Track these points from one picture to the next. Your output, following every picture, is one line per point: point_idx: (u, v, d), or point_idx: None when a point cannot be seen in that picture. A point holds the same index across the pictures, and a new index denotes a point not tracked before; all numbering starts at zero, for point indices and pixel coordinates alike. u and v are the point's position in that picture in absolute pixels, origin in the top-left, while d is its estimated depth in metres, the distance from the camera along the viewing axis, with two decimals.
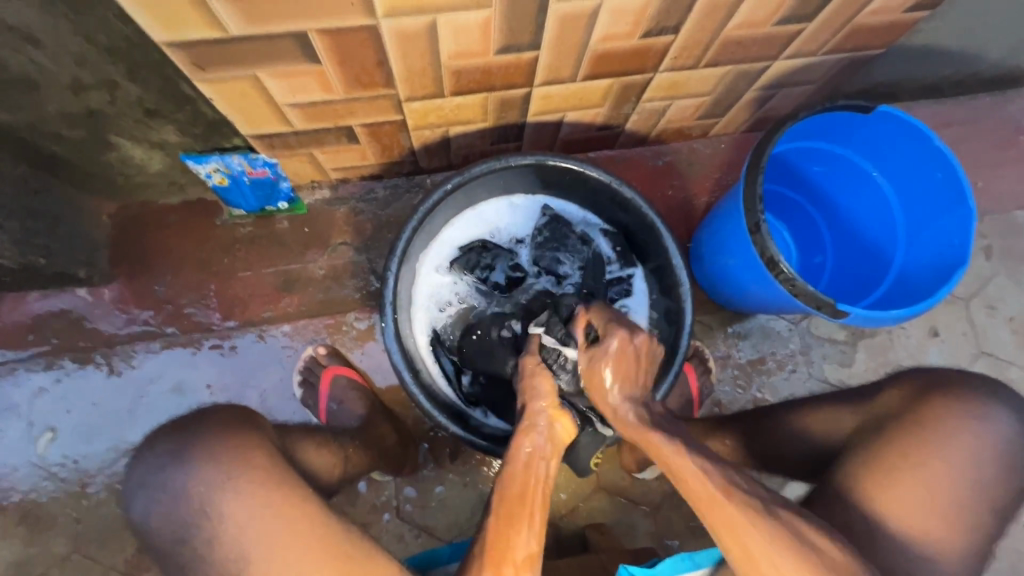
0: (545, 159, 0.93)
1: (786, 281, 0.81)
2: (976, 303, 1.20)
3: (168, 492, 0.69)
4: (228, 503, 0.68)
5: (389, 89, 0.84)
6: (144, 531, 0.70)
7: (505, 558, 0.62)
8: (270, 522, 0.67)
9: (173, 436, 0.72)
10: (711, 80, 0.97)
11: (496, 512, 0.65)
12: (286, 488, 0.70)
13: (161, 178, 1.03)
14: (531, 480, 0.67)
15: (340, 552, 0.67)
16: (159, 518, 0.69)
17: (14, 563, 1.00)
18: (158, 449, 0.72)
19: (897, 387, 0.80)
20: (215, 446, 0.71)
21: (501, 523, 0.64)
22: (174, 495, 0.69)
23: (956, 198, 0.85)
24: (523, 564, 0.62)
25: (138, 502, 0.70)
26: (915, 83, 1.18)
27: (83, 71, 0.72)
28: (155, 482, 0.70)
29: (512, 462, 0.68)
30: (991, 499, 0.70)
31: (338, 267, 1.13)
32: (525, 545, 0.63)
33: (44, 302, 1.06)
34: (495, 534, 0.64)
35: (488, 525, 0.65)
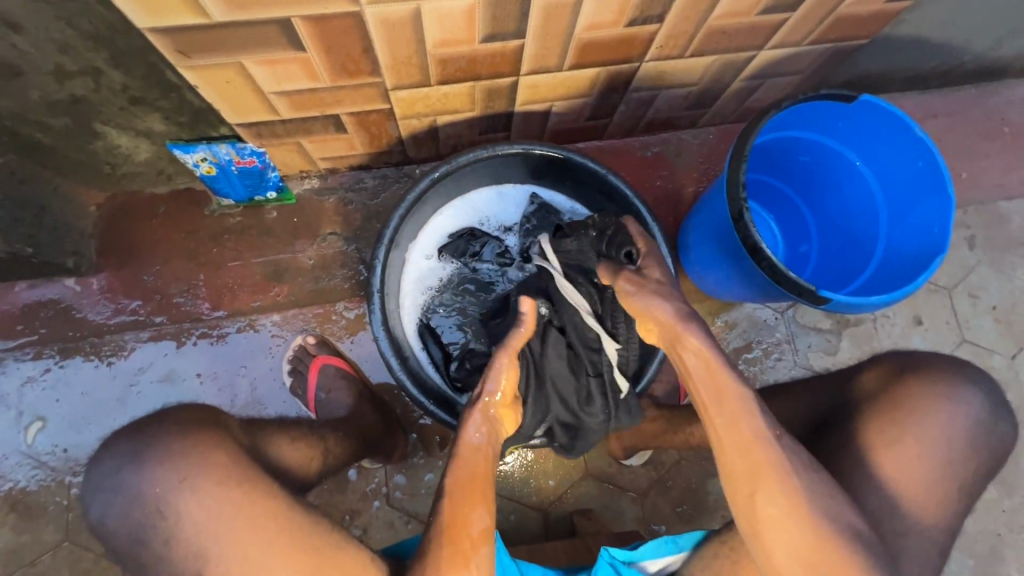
0: (532, 148, 0.94)
1: (768, 269, 0.82)
2: (959, 293, 1.22)
3: (124, 494, 0.69)
4: (184, 505, 0.68)
5: (375, 77, 0.84)
6: (103, 533, 0.70)
7: (462, 533, 0.65)
8: (231, 520, 0.67)
9: (128, 437, 0.72)
10: (697, 70, 0.98)
11: (450, 493, 0.67)
12: (249, 485, 0.70)
13: (148, 167, 1.02)
14: (480, 461, 0.70)
15: (304, 544, 0.68)
16: (116, 518, 0.69)
17: (5, 551, 1.00)
18: (115, 450, 0.71)
19: (877, 370, 0.81)
20: (173, 448, 0.70)
21: (455, 502, 0.66)
22: (131, 496, 0.68)
23: (936, 186, 0.86)
24: (479, 537, 0.65)
25: (97, 503, 0.69)
26: (900, 74, 1.19)
27: (67, 58, 0.72)
28: (110, 485, 0.69)
29: (461, 448, 0.71)
30: (965, 480, 0.72)
31: (327, 256, 1.13)
32: (482, 520, 0.66)
33: (33, 292, 1.06)
34: (451, 515, 0.66)
35: (442, 507, 0.66)
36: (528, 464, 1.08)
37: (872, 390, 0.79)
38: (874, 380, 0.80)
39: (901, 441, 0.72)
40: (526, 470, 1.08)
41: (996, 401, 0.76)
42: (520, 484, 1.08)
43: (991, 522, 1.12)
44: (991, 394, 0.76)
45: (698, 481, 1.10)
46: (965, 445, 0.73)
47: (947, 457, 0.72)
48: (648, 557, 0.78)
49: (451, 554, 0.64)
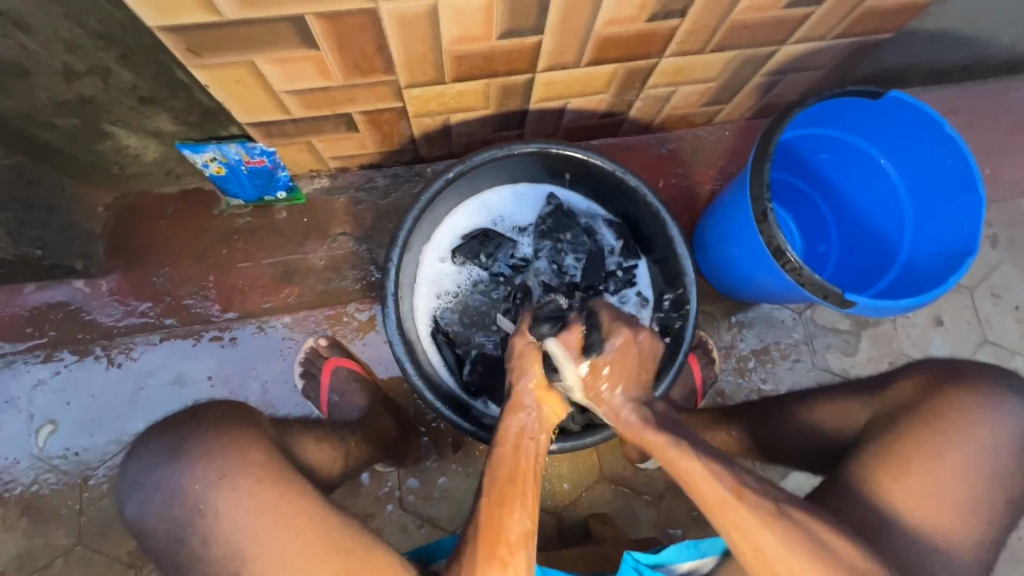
0: (549, 146, 0.92)
1: (793, 271, 0.80)
2: (981, 292, 1.20)
3: (162, 491, 0.68)
4: (224, 503, 0.67)
5: (389, 75, 0.82)
6: (139, 531, 0.69)
7: (499, 537, 0.61)
8: (269, 520, 0.66)
9: (164, 434, 0.71)
10: (717, 66, 0.96)
11: (488, 493, 0.63)
12: (286, 484, 0.69)
13: (157, 167, 1.01)
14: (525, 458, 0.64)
15: (342, 546, 0.67)
16: (155, 515, 0.68)
17: (18, 555, 1.00)
18: (152, 446, 0.71)
19: (913, 379, 0.80)
20: (210, 446, 0.70)
21: (492, 503, 0.62)
22: (170, 493, 0.68)
23: (965, 186, 0.83)
24: (517, 542, 0.60)
25: (133, 502, 0.69)
26: (923, 68, 1.16)
27: (75, 58, 0.70)
28: (147, 481, 0.69)
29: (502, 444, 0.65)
30: (999, 490, 0.70)
31: (338, 257, 1.12)
32: (520, 524, 0.61)
33: (41, 294, 1.05)
34: (488, 518, 0.61)
35: (480, 507, 0.63)
36: (543, 468, 1.07)
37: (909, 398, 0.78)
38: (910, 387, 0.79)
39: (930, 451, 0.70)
40: (541, 474, 1.07)
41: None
42: None
43: None
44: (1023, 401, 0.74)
45: None
46: (998, 454, 0.71)
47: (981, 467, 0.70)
48: (670, 561, 0.77)
49: (487, 557, 0.60)
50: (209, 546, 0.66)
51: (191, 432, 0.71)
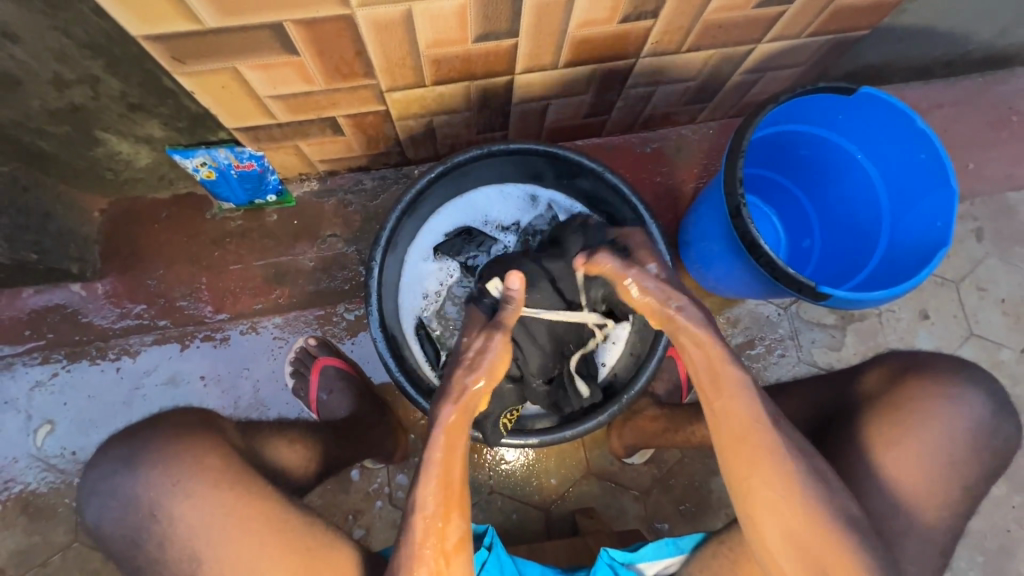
0: (530, 147, 0.94)
1: (767, 266, 0.81)
2: (967, 286, 1.20)
3: (118, 499, 0.70)
4: (177, 509, 0.68)
5: (369, 79, 0.84)
6: (100, 536, 0.71)
7: (434, 546, 0.62)
8: (223, 524, 0.68)
9: (122, 442, 0.73)
10: (694, 65, 0.97)
11: (421, 508, 0.62)
12: (240, 488, 0.70)
13: (149, 172, 1.04)
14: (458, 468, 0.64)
15: (298, 547, 0.69)
16: (112, 521, 0.70)
17: (17, 551, 1.02)
18: (110, 454, 0.72)
19: (883, 368, 0.81)
20: (164, 454, 0.71)
21: (429, 520, 0.62)
22: (125, 500, 0.70)
23: (938, 179, 0.85)
24: (453, 549, 0.62)
25: (91, 508, 0.71)
26: (904, 64, 1.17)
27: (64, 67, 0.73)
28: (105, 489, 0.70)
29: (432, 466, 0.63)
30: (968, 479, 0.71)
31: (328, 258, 1.14)
32: (457, 530, 0.63)
33: (39, 297, 1.08)
34: (421, 531, 0.62)
35: (413, 524, 0.62)
36: (530, 463, 1.08)
37: (877, 389, 0.79)
38: (879, 377, 0.80)
39: (899, 440, 0.71)
40: (529, 470, 1.08)
41: (998, 397, 0.75)
42: (522, 483, 1.08)
43: (1000, 518, 1.11)
44: (994, 390, 0.75)
45: (701, 479, 1.09)
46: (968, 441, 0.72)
47: (950, 455, 0.71)
48: (648, 559, 0.78)
49: (427, 569, 0.61)
50: (160, 553, 0.68)
51: (147, 441, 0.72)
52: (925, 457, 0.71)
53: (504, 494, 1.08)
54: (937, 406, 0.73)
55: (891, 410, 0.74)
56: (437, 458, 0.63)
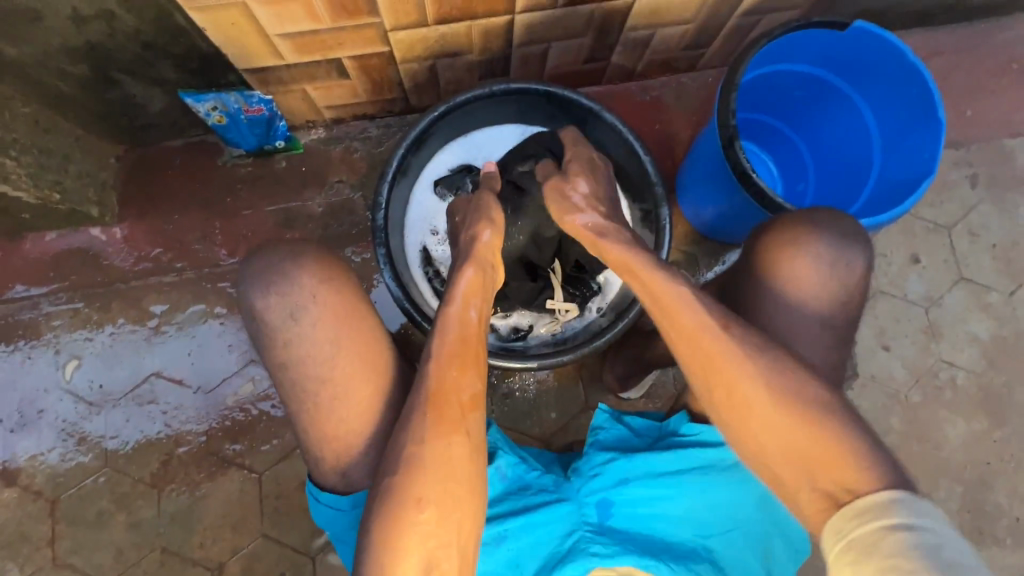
0: (528, 87, 0.96)
1: (757, 195, 0.85)
2: (959, 231, 1.23)
3: (285, 282, 0.71)
4: (323, 305, 0.72)
5: (374, 17, 0.87)
6: (252, 316, 0.72)
7: (449, 397, 0.67)
8: (338, 333, 0.72)
9: (286, 243, 0.75)
10: (691, 6, 0.99)
11: (439, 358, 0.69)
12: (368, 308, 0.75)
13: (163, 118, 1.07)
14: (470, 327, 0.72)
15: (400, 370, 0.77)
16: (273, 301, 0.71)
17: (51, 476, 1.08)
18: (278, 248, 0.74)
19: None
20: (327, 264, 0.74)
21: (444, 366, 0.69)
22: (291, 285, 0.71)
23: (927, 113, 0.87)
24: (467, 405, 0.68)
25: (257, 291, 0.71)
26: (903, 10, 1.18)
27: (82, 2, 0.76)
28: (265, 269, 0.72)
29: (450, 308, 0.73)
30: None
31: (336, 205, 1.18)
32: (471, 387, 0.69)
33: (63, 241, 1.13)
34: (436, 380, 0.68)
35: (431, 370, 0.68)
36: (532, 398, 1.14)
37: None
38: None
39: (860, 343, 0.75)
40: (530, 404, 1.14)
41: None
42: (523, 416, 1.13)
43: (980, 451, 1.16)
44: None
45: None
46: None
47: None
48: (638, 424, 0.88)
49: (437, 419, 0.66)
50: (307, 337, 0.71)
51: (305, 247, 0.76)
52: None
53: (506, 426, 1.13)
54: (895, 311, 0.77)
55: None
56: (454, 305, 0.73)
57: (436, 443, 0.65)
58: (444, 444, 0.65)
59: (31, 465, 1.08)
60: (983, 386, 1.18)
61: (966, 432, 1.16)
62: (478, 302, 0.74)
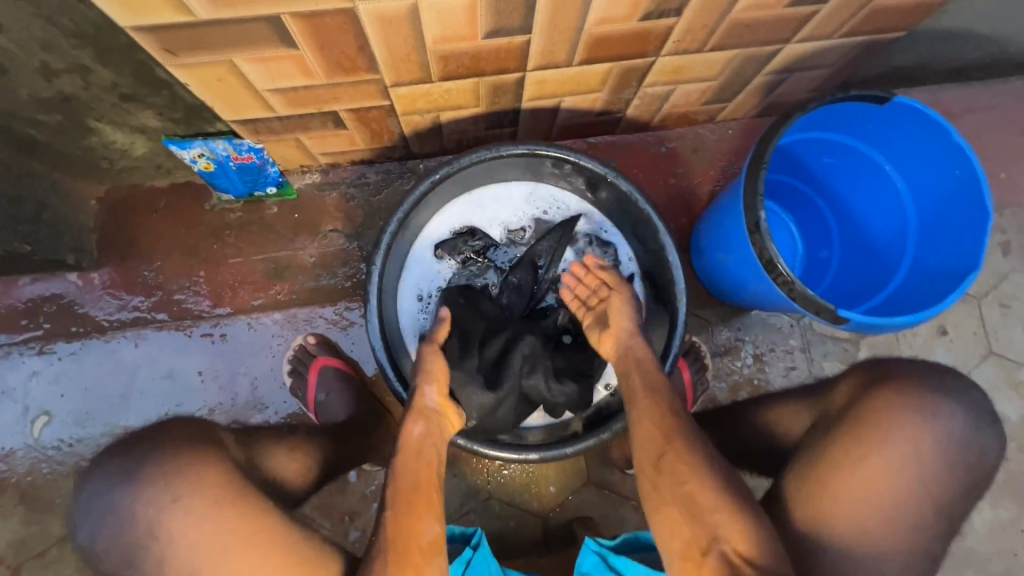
0: (535, 148, 0.91)
1: (783, 284, 0.78)
2: (989, 301, 1.16)
3: (116, 514, 0.68)
4: (180, 527, 0.67)
5: (373, 74, 0.80)
6: (96, 554, 0.70)
7: (409, 545, 0.63)
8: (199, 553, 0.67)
9: (116, 457, 0.71)
10: (716, 65, 0.92)
11: (394, 506, 0.66)
12: (239, 505, 0.68)
13: (147, 161, 1.01)
14: (423, 470, 0.69)
15: (301, 558, 0.67)
16: (108, 539, 0.69)
17: (14, 541, 1.01)
18: (107, 467, 0.71)
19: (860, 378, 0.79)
20: (162, 471, 0.70)
21: (399, 519, 0.65)
22: (125, 518, 0.68)
23: (971, 199, 0.79)
24: (428, 548, 0.64)
25: (88, 524, 0.69)
26: (939, 66, 1.11)
27: (51, 56, 0.69)
28: (99, 505, 0.69)
29: (404, 452, 0.71)
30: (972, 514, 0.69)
31: (329, 254, 1.11)
32: (431, 529, 0.65)
33: (36, 286, 1.06)
34: (395, 530, 0.64)
35: (385, 520, 0.65)
36: (530, 471, 1.07)
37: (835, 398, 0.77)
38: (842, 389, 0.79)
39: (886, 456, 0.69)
40: (527, 477, 1.07)
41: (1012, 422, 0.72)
42: (519, 490, 1.06)
43: (1007, 540, 1.09)
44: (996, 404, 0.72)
45: None
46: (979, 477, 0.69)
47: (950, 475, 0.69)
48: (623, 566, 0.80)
49: (399, 568, 0.62)
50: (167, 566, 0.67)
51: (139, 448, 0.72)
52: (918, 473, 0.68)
53: (501, 500, 1.07)
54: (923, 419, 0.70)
55: (901, 438, 0.71)
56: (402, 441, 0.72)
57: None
58: None
59: None
60: (1012, 471, 1.11)
61: (993, 519, 1.09)
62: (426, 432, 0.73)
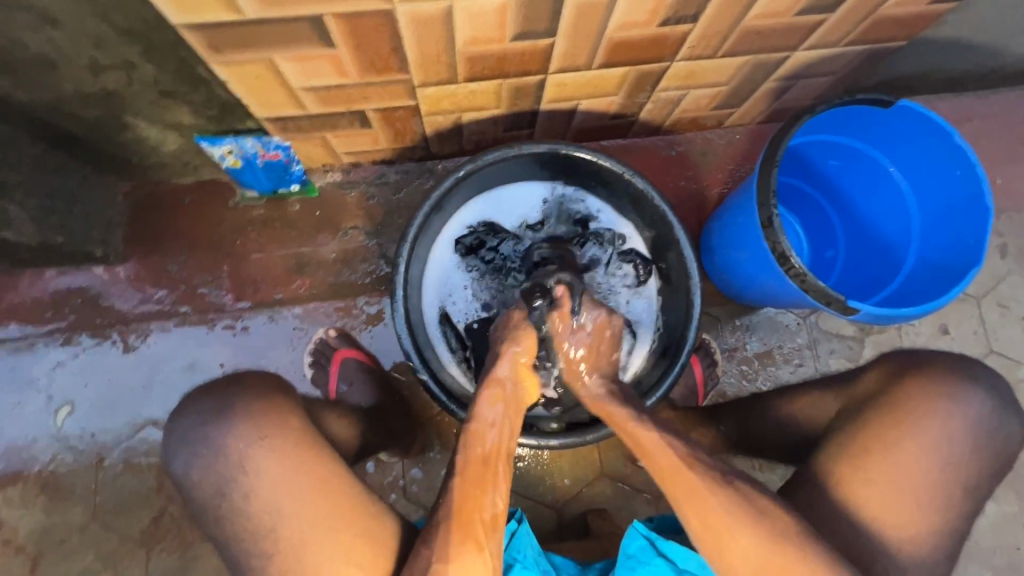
0: (555, 147, 0.93)
1: (796, 277, 0.81)
2: (988, 302, 1.19)
3: (208, 447, 0.69)
4: (263, 465, 0.68)
5: (403, 74, 0.84)
6: (184, 487, 0.70)
7: (474, 517, 0.66)
8: (295, 482, 0.68)
9: (211, 396, 0.73)
10: (727, 70, 0.96)
11: (462, 476, 0.68)
12: (317, 454, 0.70)
13: (175, 158, 1.03)
14: (493, 439, 0.71)
15: (368, 512, 0.69)
16: (199, 471, 0.69)
17: (35, 530, 1.02)
18: (201, 405, 0.72)
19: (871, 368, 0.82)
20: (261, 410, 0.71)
21: (464, 486, 0.67)
22: (214, 450, 0.69)
23: (973, 197, 0.83)
24: (489, 523, 0.66)
25: (180, 458, 0.70)
26: (937, 76, 1.16)
27: (100, 52, 0.73)
28: (194, 438, 0.70)
29: (476, 425, 0.71)
30: (978, 498, 0.72)
31: (349, 251, 1.14)
32: (493, 505, 0.67)
33: (62, 279, 1.08)
34: (460, 499, 0.66)
35: (453, 487, 0.67)
36: (544, 464, 1.09)
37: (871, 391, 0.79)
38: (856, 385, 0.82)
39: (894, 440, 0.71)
40: (542, 469, 1.09)
41: (1013, 408, 0.74)
42: (535, 482, 1.08)
43: (1011, 535, 1.11)
44: (1000, 394, 0.75)
45: None
46: (981, 461, 0.72)
47: (957, 460, 0.71)
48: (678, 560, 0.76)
49: (462, 538, 0.64)
50: (249, 501, 0.67)
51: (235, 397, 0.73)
52: (926, 458, 0.71)
53: (517, 492, 1.08)
54: (932, 406, 0.73)
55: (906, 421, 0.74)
56: (478, 420, 0.71)
57: (461, 561, 0.63)
58: (470, 562, 0.63)
59: (15, 517, 1.03)
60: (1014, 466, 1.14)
61: (996, 514, 1.11)
62: (505, 414, 0.73)
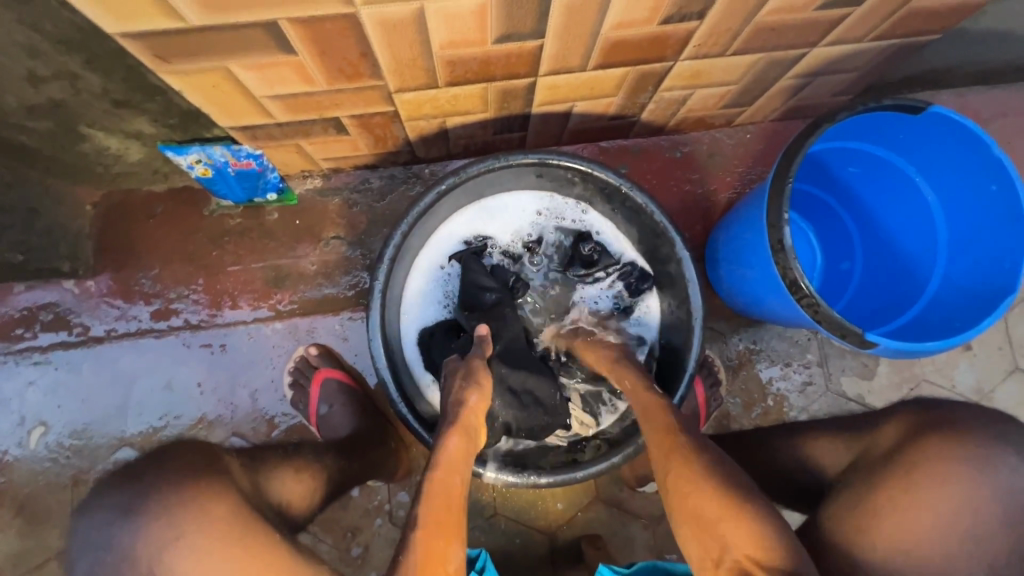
0: (547, 158, 0.86)
1: (808, 306, 0.74)
2: (1016, 316, 1.11)
3: (113, 553, 0.60)
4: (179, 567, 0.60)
5: (376, 80, 0.76)
6: None
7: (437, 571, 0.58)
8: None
9: (121, 487, 0.63)
10: (738, 69, 0.87)
11: (423, 526, 0.60)
12: (250, 546, 0.63)
13: (143, 166, 0.97)
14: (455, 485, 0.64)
15: None
16: None
17: (12, 555, 1.00)
18: (105, 500, 0.63)
19: None
20: (175, 502, 0.63)
21: (428, 538, 0.59)
22: (120, 556, 0.60)
23: (1010, 215, 0.75)
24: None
25: (81, 563, 0.61)
26: (971, 68, 1.05)
27: (38, 63, 0.65)
28: (98, 541, 0.61)
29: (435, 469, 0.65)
30: None
31: (330, 262, 1.08)
32: (458, 557, 0.61)
33: (31, 294, 1.03)
34: (420, 554, 0.59)
35: (414, 540, 0.59)
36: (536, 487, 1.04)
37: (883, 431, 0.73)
38: None
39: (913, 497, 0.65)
40: (534, 493, 1.04)
41: None
42: (527, 506, 1.04)
43: None
44: None
45: None
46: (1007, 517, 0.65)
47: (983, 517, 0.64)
48: None
49: None
50: None
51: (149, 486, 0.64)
52: (946, 516, 0.64)
53: (508, 517, 1.04)
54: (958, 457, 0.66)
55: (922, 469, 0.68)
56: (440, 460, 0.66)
57: None
58: None
59: None
60: None
61: None
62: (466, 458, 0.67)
